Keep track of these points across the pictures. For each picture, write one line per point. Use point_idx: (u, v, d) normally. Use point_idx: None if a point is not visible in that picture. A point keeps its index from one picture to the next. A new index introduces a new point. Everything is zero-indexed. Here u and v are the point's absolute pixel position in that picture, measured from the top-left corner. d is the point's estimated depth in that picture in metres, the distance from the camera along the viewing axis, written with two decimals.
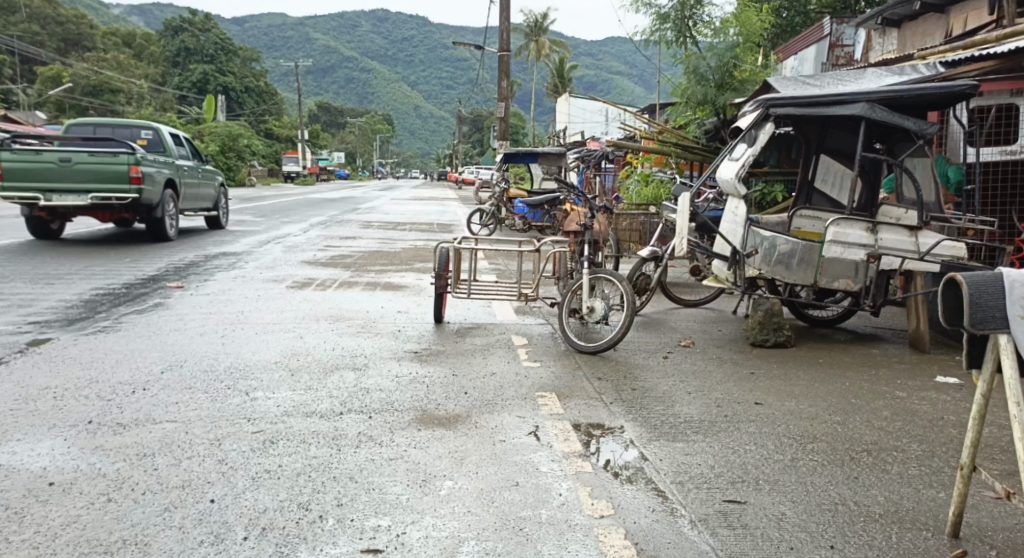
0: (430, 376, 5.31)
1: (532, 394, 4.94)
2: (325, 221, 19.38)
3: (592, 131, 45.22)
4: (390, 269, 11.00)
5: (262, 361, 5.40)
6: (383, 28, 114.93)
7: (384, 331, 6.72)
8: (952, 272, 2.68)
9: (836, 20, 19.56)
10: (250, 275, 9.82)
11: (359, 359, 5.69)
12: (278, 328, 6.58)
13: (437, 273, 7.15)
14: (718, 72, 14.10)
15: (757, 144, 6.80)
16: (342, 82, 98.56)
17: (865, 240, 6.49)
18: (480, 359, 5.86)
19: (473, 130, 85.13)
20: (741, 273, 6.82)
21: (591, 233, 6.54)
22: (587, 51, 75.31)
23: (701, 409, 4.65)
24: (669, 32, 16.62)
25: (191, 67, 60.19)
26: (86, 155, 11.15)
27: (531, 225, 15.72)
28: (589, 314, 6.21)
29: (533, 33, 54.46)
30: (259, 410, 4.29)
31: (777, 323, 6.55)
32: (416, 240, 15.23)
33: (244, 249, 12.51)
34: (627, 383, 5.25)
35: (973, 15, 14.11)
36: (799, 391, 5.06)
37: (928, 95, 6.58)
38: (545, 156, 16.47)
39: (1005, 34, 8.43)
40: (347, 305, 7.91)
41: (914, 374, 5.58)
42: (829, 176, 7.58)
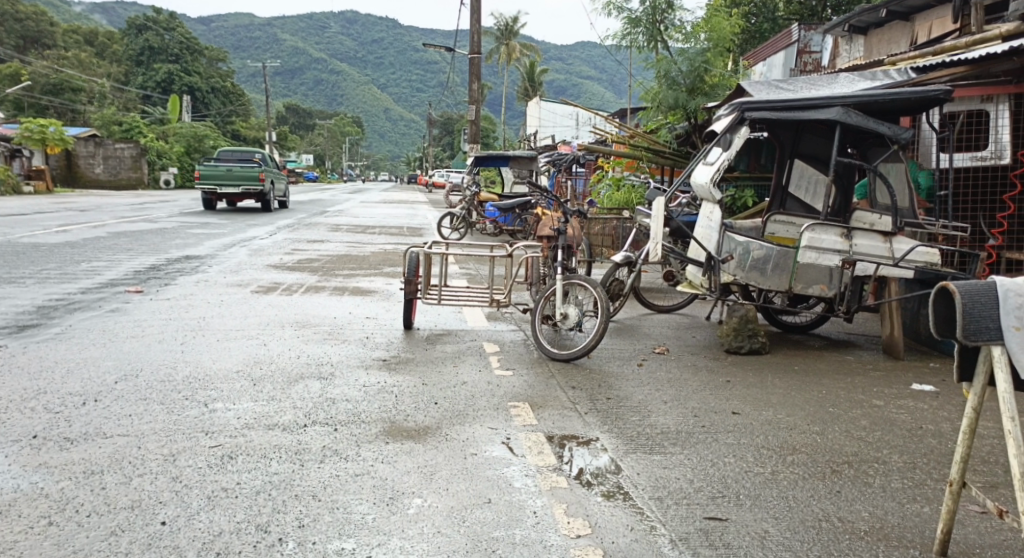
0: (400, 385, 5.14)
1: (505, 404, 4.80)
2: (293, 224, 19.11)
3: (563, 135, 45.18)
4: (358, 273, 10.79)
5: (224, 370, 5.18)
6: (352, 30, 114.21)
7: (351, 338, 6.53)
8: (943, 281, 2.58)
9: (805, 26, 19.70)
10: (213, 279, 9.54)
11: (325, 368, 5.50)
12: (241, 335, 6.35)
13: (407, 278, 6.97)
14: (689, 76, 14.14)
15: (733, 149, 6.67)
16: (311, 84, 97.76)
17: (839, 246, 6.44)
18: (450, 367, 5.70)
19: (443, 132, 84.84)
20: (716, 278, 6.74)
21: (564, 237, 6.42)
22: (557, 55, 75.45)
23: (678, 420, 4.54)
24: (640, 36, 16.43)
25: (155, 67, 58.98)
26: (240, 169, 21.16)
27: (502, 229, 15.60)
28: (563, 320, 6.09)
29: (504, 37, 54.28)
30: (218, 423, 4.08)
31: (752, 329, 6.47)
32: (385, 244, 15.00)
33: (208, 252, 12.22)
34: (601, 392, 5.12)
35: (938, 23, 14.28)
36: (776, 399, 4.97)
37: (902, 100, 6.54)
38: (517, 159, 16.37)
39: (971, 41, 8.53)
40: (314, 310, 7.71)
41: (890, 381, 5.53)
42: (802, 182, 7.51)
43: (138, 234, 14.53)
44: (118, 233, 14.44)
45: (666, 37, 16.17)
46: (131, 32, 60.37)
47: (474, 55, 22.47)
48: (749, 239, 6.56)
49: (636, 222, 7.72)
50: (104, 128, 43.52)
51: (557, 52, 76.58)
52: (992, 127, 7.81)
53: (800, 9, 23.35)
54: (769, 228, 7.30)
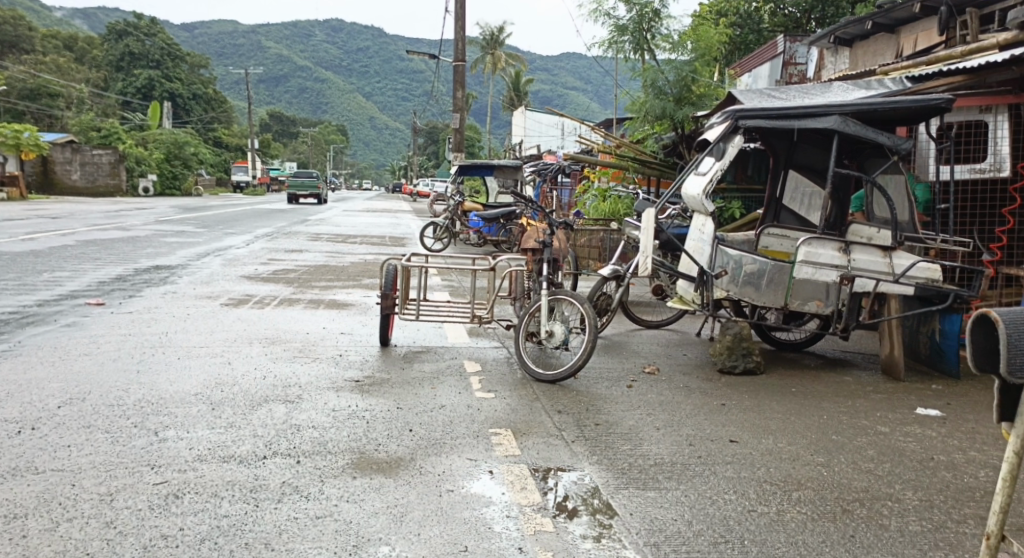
0: (372, 410, 4.77)
1: (486, 430, 4.45)
2: (271, 233, 18.70)
3: (548, 145, 44.91)
4: (336, 284, 10.41)
5: (180, 393, 4.81)
6: (336, 39, 114.01)
7: (323, 355, 6.16)
8: (983, 308, 2.26)
9: (791, 37, 19.54)
10: (182, 290, 9.14)
11: (293, 390, 5.13)
12: (204, 352, 5.99)
13: (384, 293, 6.60)
14: (677, 86, 13.80)
15: (726, 159, 6.40)
16: (294, 92, 97.09)
17: (837, 261, 6.17)
18: (427, 388, 5.33)
19: (428, 142, 84.53)
20: (709, 294, 6.42)
21: (552, 251, 6.09)
22: (542, 65, 75.45)
23: (672, 450, 4.20)
24: (626, 44, 16.07)
25: (135, 72, 58.15)
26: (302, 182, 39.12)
27: (486, 239, 15.27)
28: (548, 338, 5.74)
29: (489, 47, 54.01)
30: (167, 456, 3.75)
31: (746, 348, 6.16)
32: (366, 254, 14.62)
33: (180, 262, 11.84)
34: (588, 417, 4.78)
35: (924, 35, 14.13)
36: (775, 425, 4.64)
37: (902, 109, 6.26)
38: (501, 168, 16.06)
39: (968, 50, 8.26)
40: (285, 325, 7.34)
41: (893, 405, 5.21)
42: (796, 194, 7.27)
43: (108, 242, 14.10)
44: (86, 241, 14.01)
45: (653, 45, 15.85)
46: (112, 38, 59.52)
47: (458, 63, 22.17)
48: (743, 253, 6.27)
49: (625, 234, 7.40)
50: (81, 134, 42.84)
51: (543, 62, 76.53)
52: (990, 138, 7.51)
53: (785, 21, 23.30)
54: (762, 242, 6.99)
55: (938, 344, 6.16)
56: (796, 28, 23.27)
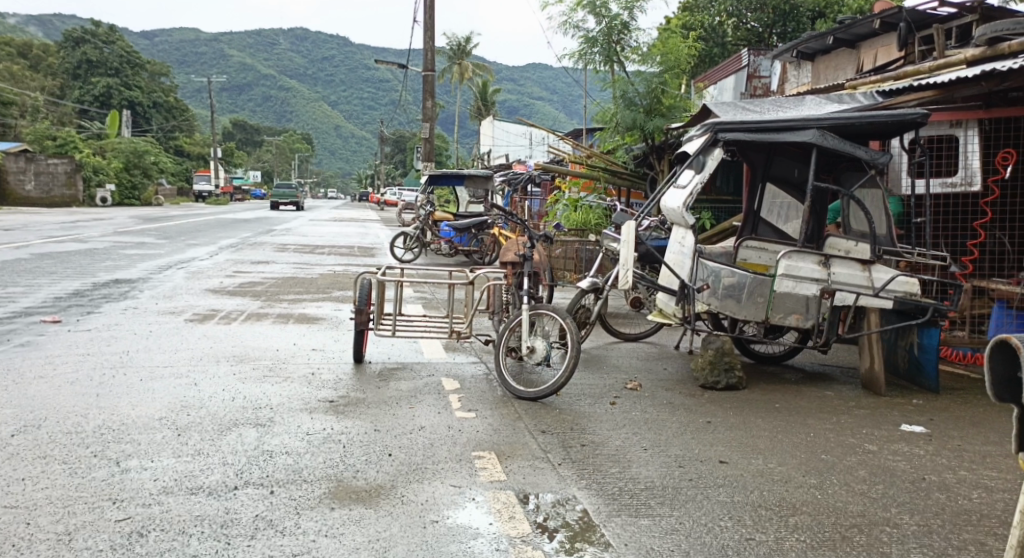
0: (349, 433, 4.57)
1: (468, 454, 4.29)
2: (235, 244, 18.31)
3: (515, 154, 44.88)
4: (305, 298, 10.16)
5: (144, 418, 4.61)
6: (301, 49, 113.17)
7: (295, 374, 5.94)
8: (1004, 335, 2.15)
9: (754, 51, 19.70)
10: (144, 306, 8.83)
11: (264, 412, 4.92)
12: (169, 373, 5.76)
13: (358, 308, 6.39)
14: (647, 98, 13.55)
15: (706, 171, 6.32)
16: (258, 101, 96.03)
17: (818, 273, 6.10)
18: (405, 409, 5.14)
19: (394, 151, 84.11)
20: (690, 308, 6.33)
21: (532, 265, 5.95)
22: (508, 75, 75.62)
23: (660, 472, 4.08)
24: (596, 56, 15.92)
25: (93, 80, 56.86)
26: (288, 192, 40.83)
27: (457, 249, 15.09)
28: (529, 355, 5.60)
29: (455, 57, 53.93)
30: (130, 489, 3.56)
31: (728, 363, 6.06)
32: (334, 265, 14.35)
33: (141, 276, 11.49)
34: (573, 437, 4.65)
35: (884, 51, 14.49)
36: (763, 445, 4.55)
37: (879, 123, 6.24)
38: (471, 178, 15.89)
39: (936, 65, 8.21)
40: (253, 341, 7.09)
41: (877, 421, 5.15)
42: (774, 207, 7.25)
43: (66, 255, 13.67)
44: (43, 254, 13.54)
45: (623, 58, 15.85)
46: (69, 45, 57.94)
47: (426, 73, 21.99)
48: (723, 266, 6.19)
49: (603, 246, 7.29)
50: (37, 143, 41.74)
51: (508, 72, 76.72)
52: (961, 153, 7.50)
53: (748, 34, 23.57)
54: (740, 254, 6.95)
55: (918, 358, 6.12)
56: (759, 42, 23.55)
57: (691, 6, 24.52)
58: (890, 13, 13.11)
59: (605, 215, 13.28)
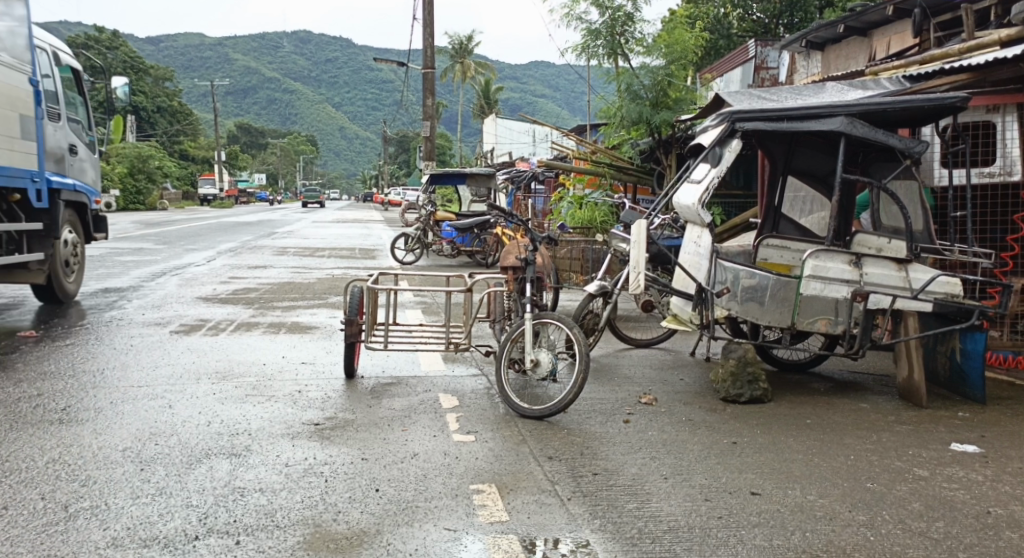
0: (333, 463, 4.09)
1: (465, 487, 3.81)
2: (234, 247, 17.84)
3: (520, 152, 44.42)
4: (299, 304, 9.68)
5: (104, 451, 4.14)
6: (303, 51, 112.88)
7: (278, 393, 5.44)
8: None
9: (761, 42, 19.21)
10: (129, 317, 8.33)
11: (240, 439, 4.42)
12: (142, 393, 5.28)
13: (347, 319, 5.81)
14: (653, 91, 13.02)
15: (723, 165, 5.74)
16: (262, 103, 95.56)
17: (848, 274, 5.58)
18: (397, 432, 4.65)
19: (399, 151, 83.64)
20: (708, 313, 5.81)
21: (534, 271, 5.41)
22: (511, 73, 75.03)
23: (683, 508, 3.61)
24: (600, 49, 15.14)
25: (96, 85, 55.95)
26: None
27: (459, 250, 14.59)
28: (533, 369, 5.08)
29: (459, 55, 53.40)
30: (74, 542, 3.10)
31: (752, 375, 5.55)
32: (334, 269, 13.84)
33: (132, 284, 10.98)
34: (583, 464, 4.16)
35: (897, 38, 13.83)
36: (799, 472, 4.07)
37: (913, 108, 5.71)
38: (474, 176, 15.37)
39: (966, 47, 7.65)
40: (238, 355, 6.61)
41: (922, 440, 4.68)
42: (796, 202, 6.72)
43: None
44: None
45: (627, 50, 14.91)
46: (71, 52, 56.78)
47: (427, 71, 21.46)
48: (741, 268, 5.66)
49: (612, 247, 6.75)
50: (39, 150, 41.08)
51: (511, 70, 76.50)
52: (998, 140, 7.02)
53: (753, 26, 23.06)
54: (762, 254, 6.41)
55: (960, 365, 5.64)
56: (766, 33, 22.99)
57: None
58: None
59: (611, 212, 12.70)
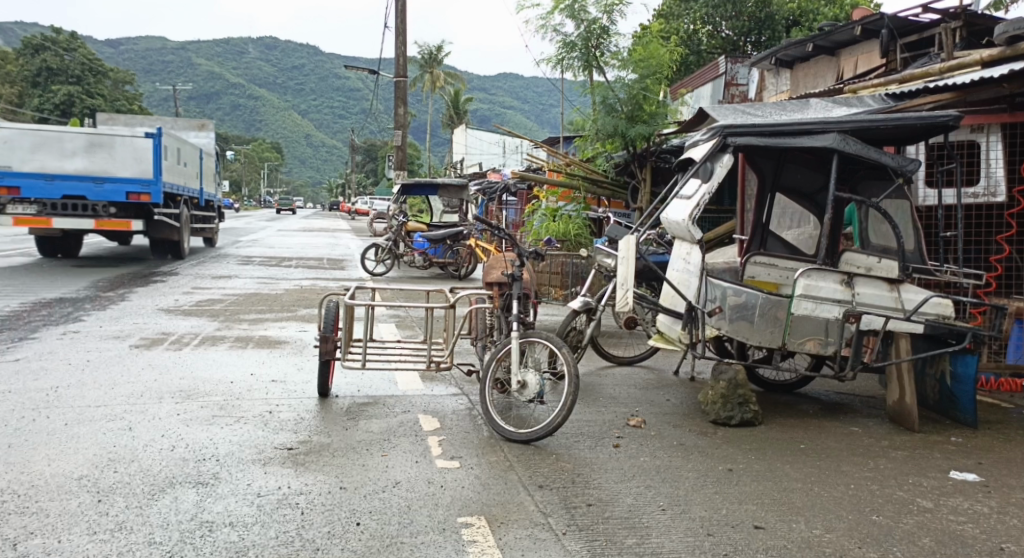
0: (308, 493, 3.81)
1: (453, 520, 3.57)
2: (198, 256, 17.33)
3: (488, 163, 44.28)
4: (267, 317, 9.32)
5: (58, 480, 3.83)
6: (269, 57, 111.72)
7: (247, 414, 5.12)
8: None
9: (731, 59, 19.26)
10: (86, 331, 7.90)
11: (208, 466, 4.11)
12: (100, 414, 4.95)
13: (322, 336, 5.57)
14: (628, 104, 12.49)
15: (714, 180, 5.59)
16: (227, 109, 94.11)
17: (840, 294, 5.46)
18: (377, 457, 4.39)
19: (366, 160, 82.92)
20: (698, 332, 5.63)
21: (520, 287, 5.24)
22: (480, 84, 74.97)
23: (686, 544, 3.42)
24: (575, 62, 14.62)
25: (53, 87, 54.01)
26: None
27: (431, 262, 14.33)
28: (520, 390, 4.85)
29: (427, 66, 53.12)
30: None
31: (743, 397, 5.38)
32: (302, 280, 13.46)
33: (90, 294, 10.51)
34: (576, 494, 3.95)
35: (865, 58, 13.91)
36: (801, 504, 3.91)
37: (906, 126, 5.61)
38: (446, 187, 15.11)
39: (947, 67, 7.59)
40: (203, 371, 6.27)
41: (920, 468, 4.55)
42: (785, 219, 6.48)
43: (10, 271, 12.65)
44: None
45: (601, 63, 14.26)
46: (27, 52, 55.05)
47: (398, 79, 21.16)
48: (730, 286, 5.52)
49: (595, 262, 6.55)
50: None
51: (480, 82, 76.40)
52: (982, 161, 6.98)
53: (722, 43, 23.17)
54: (748, 271, 6.28)
55: (951, 389, 5.55)
56: (734, 50, 23.10)
57: (665, 14, 24.03)
58: (870, 19, 12.62)
59: (586, 225, 12.51)
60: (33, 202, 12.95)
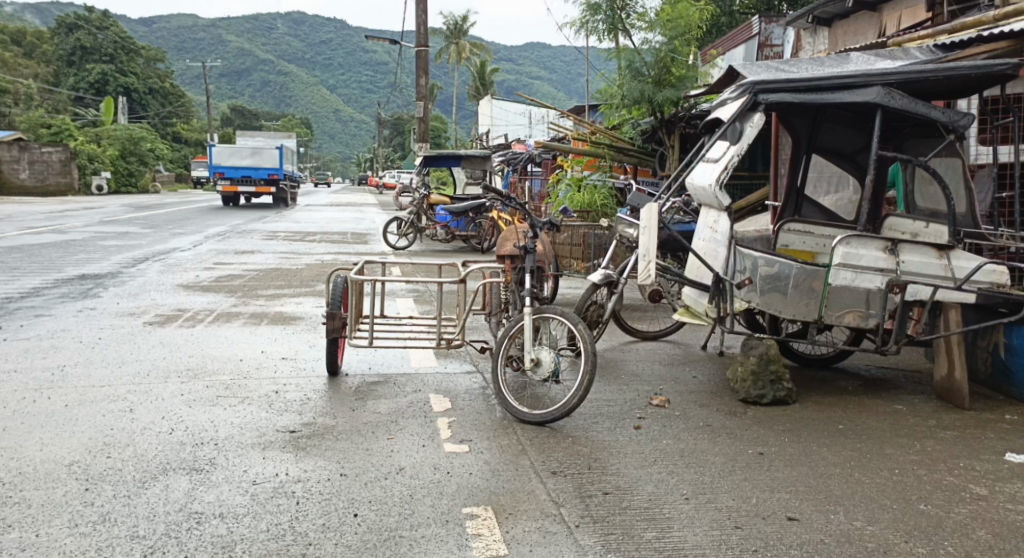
0: (306, 481, 3.55)
1: (457, 511, 3.29)
2: (223, 232, 17.22)
3: (517, 134, 43.77)
4: (286, 292, 9.12)
5: (46, 467, 3.62)
6: (298, 32, 111.73)
7: (253, 394, 4.88)
8: None
9: (765, 18, 18.51)
10: (101, 307, 7.75)
11: (204, 450, 3.86)
12: (101, 395, 4.75)
13: (330, 313, 5.30)
14: (655, 68, 11.93)
15: (743, 142, 5.16)
16: (258, 85, 94.29)
17: (882, 263, 5.06)
18: (383, 441, 4.12)
19: (394, 133, 82.57)
20: (727, 306, 5.27)
21: (534, 260, 4.91)
22: (508, 55, 74.06)
23: (711, 538, 3.11)
24: (600, 24, 13.98)
25: (86, 66, 54.24)
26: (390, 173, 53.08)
27: (455, 235, 14.06)
28: (534, 369, 4.56)
29: (454, 36, 52.50)
30: None
31: (776, 373, 5.03)
32: (324, 254, 13.26)
33: (111, 270, 10.38)
34: (592, 482, 3.65)
35: (909, 14, 13.22)
36: (839, 492, 3.57)
37: (956, 77, 5.18)
38: (470, 158, 14.79)
39: (1001, 13, 7.17)
40: (213, 349, 6.07)
41: (971, 449, 4.18)
42: (821, 182, 6.08)
43: (34, 248, 12.61)
44: (7, 249, 12.38)
45: (628, 25, 13.63)
46: (60, 31, 55.41)
47: (421, 49, 20.70)
48: (761, 255, 5.14)
49: (617, 232, 6.18)
50: (29, 132, 39.75)
51: (508, 52, 75.46)
52: None
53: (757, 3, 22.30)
54: (781, 239, 5.90)
55: (1004, 362, 5.16)
56: (769, 10, 22.21)
57: None
58: None
59: (612, 195, 12.11)
60: (228, 179, 26.56)
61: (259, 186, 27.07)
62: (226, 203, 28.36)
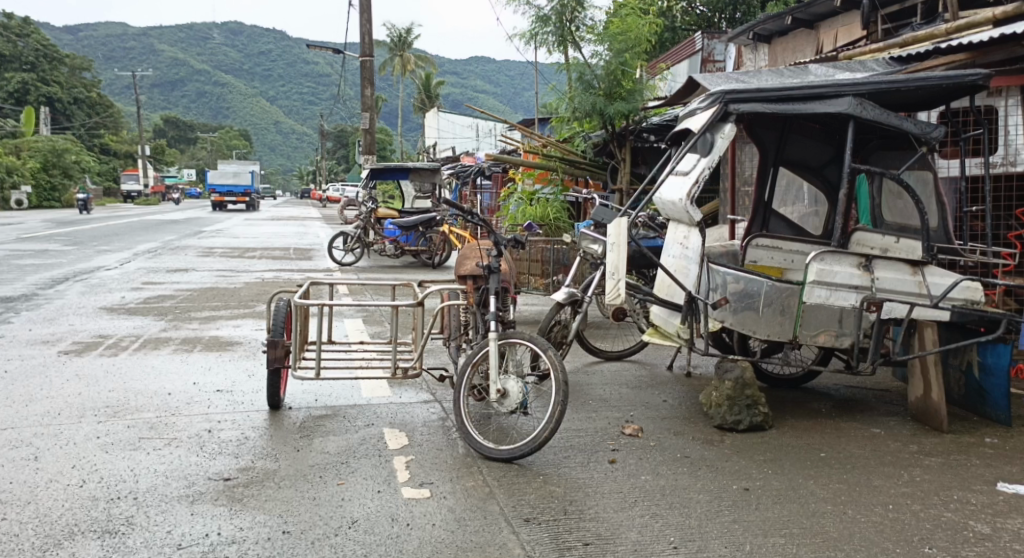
0: (243, 541, 3.11)
1: None
2: (154, 249, 16.40)
3: (460, 147, 43.49)
4: (222, 314, 8.57)
5: None
6: (235, 43, 109.93)
7: (182, 434, 4.39)
8: None
9: (707, 34, 18.53)
10: (13, 334, 7.10)
11: (122, 507, 3.37)
12: (4, 439, 4.20)
13: (271, 341, 4.83)
14: (605, 80, 11.71)
15: (715, 154, 4.89)
16: (193, 97, 92.08)
17: (857, 280, 4.84)
18: (331, 487, 3.69)
19: (336, 146, 81.30)
20: (699, 326, 4.98)
21: (498, 280, 4.61)
22: (451, 69, 73.93)
23: None
24: (549, 37, 13.66)
25: (6, 75, 51.74)
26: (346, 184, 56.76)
27: (403, 250, 13.61)
28: (500, 400, 4.19)
29: (397, 48, 52.08)
30: None
31: (751, 398, 4.75)
32: (263, 271, 12.66)
33: (27, 293, 9.64)
34: (569, 530, 3.30)
35: (846, 31, 13.36)
36: (837, 535, 3.28)
37: (928, 89, 5.02)
38: (417, 171, 14.39)
39: (954, 27, 7.07)
40: (138, 381, 5.53)
41: (962, 479, 3.96)
42: (789, 195, 5.93)
43: None
44: None
45: (577, 38, 13.39)
46: None
47: (364, 60, 20.19)
48: (731, 272, 4.87)
49: (579, 248, 5.85)
50: None
51: (450, 66, 75.26)
52: (1002, 126, 6.61)
53: (698, 20, 22.45)
54: (750, 255, 5.61)
55: (979, 382, 4.97)
56: (709, 27, 22.39)
57: None
58: None
59: (565, 208, 11.82)
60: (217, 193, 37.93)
61: (236, 196, 37.98)
62: (216, 208, 39.41)
